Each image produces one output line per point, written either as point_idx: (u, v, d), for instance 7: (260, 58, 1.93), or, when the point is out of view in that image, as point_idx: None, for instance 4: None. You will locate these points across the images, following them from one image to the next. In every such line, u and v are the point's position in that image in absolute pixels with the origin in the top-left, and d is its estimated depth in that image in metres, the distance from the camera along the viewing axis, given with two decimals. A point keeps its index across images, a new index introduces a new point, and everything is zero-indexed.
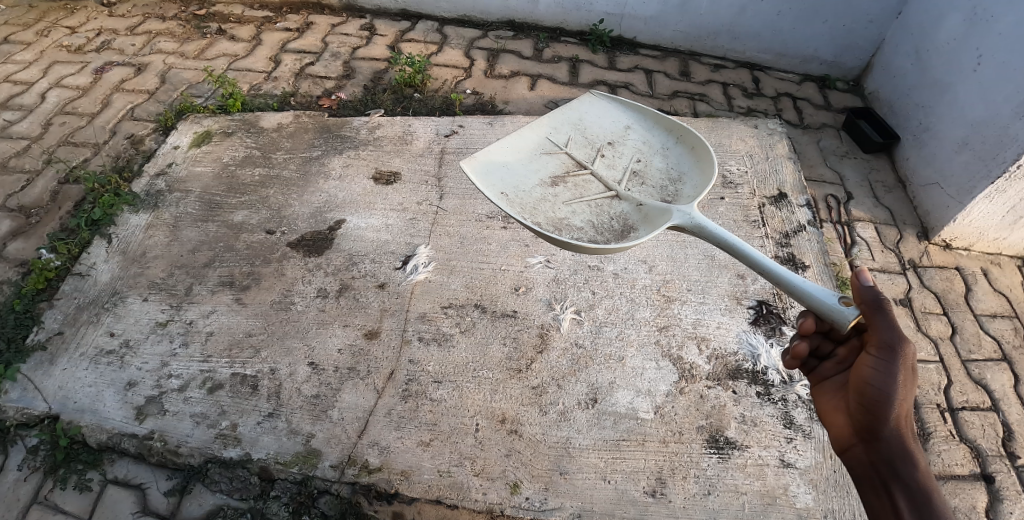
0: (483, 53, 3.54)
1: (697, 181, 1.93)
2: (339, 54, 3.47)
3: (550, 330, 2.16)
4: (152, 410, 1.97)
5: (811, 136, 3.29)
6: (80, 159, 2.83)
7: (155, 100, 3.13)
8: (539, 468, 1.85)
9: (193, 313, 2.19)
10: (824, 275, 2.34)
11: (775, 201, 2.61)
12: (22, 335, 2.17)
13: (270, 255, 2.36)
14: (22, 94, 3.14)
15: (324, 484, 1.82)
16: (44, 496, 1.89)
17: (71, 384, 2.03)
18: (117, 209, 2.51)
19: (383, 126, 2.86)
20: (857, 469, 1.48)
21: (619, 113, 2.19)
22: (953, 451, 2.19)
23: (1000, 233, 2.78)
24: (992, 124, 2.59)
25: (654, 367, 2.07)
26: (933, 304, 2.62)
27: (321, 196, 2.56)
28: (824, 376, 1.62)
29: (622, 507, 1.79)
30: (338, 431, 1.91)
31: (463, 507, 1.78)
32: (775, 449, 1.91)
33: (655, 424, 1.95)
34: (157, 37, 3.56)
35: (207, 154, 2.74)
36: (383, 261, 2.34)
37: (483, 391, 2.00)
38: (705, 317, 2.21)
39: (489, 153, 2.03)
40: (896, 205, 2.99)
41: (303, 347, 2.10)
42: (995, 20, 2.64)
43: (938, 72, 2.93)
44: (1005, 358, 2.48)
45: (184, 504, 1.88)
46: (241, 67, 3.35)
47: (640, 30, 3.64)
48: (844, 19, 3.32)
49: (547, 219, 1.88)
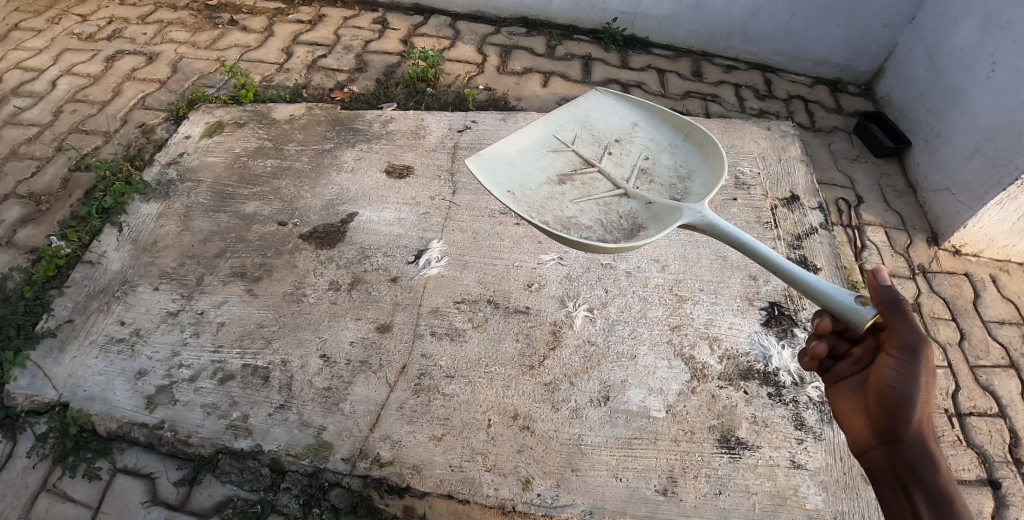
0: (495, 50, 3.53)
1: (706, 179, 1.91)
2: (351, 47, 3.46)
3: (562, 327, 2.15)
4: (163, 400, 1.95)
5: (822, 139, 3.29)
6: (91, 147, 2.82)
7: (167, 89, 3.13)
8: (551, 465, 1.84)
9: (204, 303, 2.19)
10: (836, 277, 2.33)
11: (787, 203, 2.60)
12: (32, 322, 2.15)
13: (283, 247, 2.35)
14: (33, 81, 3.13)
15: (335, 477, 1.82)
16: (53, 484, 1.88)
17: (81, 372, 2.02)
18: (128, 197, 2.50)
19: (396, 120, 2.85)
20: (875, 471, 1.46)
21: (626, 110, 2.18)
22: (960, 456, 2.19)
23: (1011, 240, 2.77)
24: (1005, 131, 2.59)
25: (666, 366, 2.07)
26: (941, 310, 2.62)
27: (333, 189, 2.55)
28: (840, 377, 1.59)
29: (633, 505, 1.78)
30: (349, 424, 1.90)
31: (475, 502, 1.77)
32: (787, 450, 1.91)
33: (667, 423, 1.94)
34: (169, 26, 3.54)
35: (219, 145, 2.73)
36: (396, 255, 2.34)
37: (494, 387, 2.00)
38: (717, 317, 2.20)
39: (495, 151, 2.01)
40: (907, 210, 2.99)
41: (315, 339, 2.10)
42: (1011, 27, 2.63)
43: (953, 77, 2.92)
44: (1012, 364, 2.48)
45: (193, 494, 1.88)
46: (253, 58, 3.34)
47: (653, 30, 3.64)
48: (858, 23, 3.32)
49: (555, 218, 1.86)
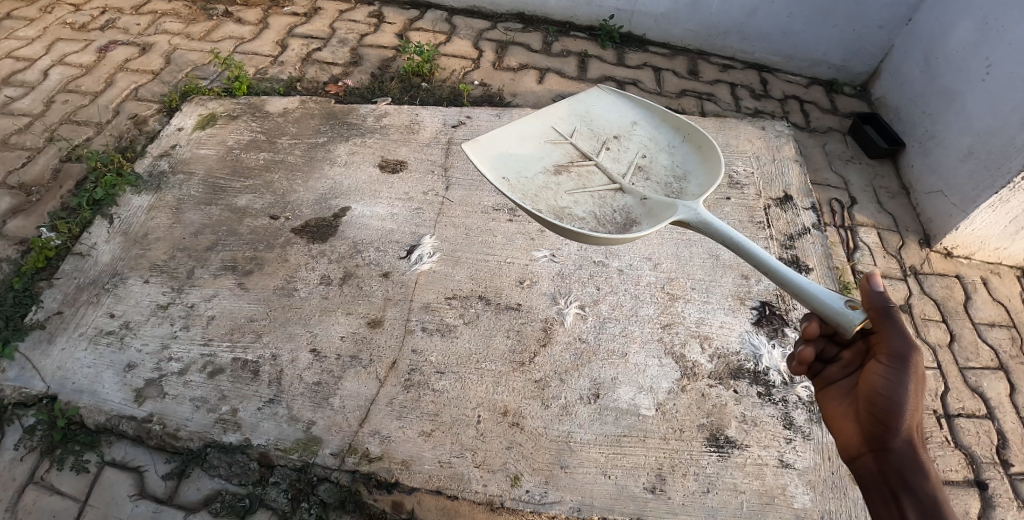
0: (492, 45, 3.52)
1: (702, 180, 1.89)
2: (347, 41, 3.46)
3: (554, 324, 2.15)
4: (151, 393, 1.95)
5: (817, 139, 3.29)
6: (82, 138, 2.80)
7: (160, 81, 3.11)
8: (540, 462, 1.84)
9: (194, 296, 2.18)
10: (827, 278, 2.34)
11: (780, 203, 2.60)
12: (20, 313, 2.14)
13: (274, 240, 2.34)
14: (24, 71, 3.10)
15: (324, 471, 1.82)
16: (40, 476, 1.87)
17: (70, 365, 2.01)
18: (119, 189, 2.49)
19: (391, 115, 2.84)
20: (865, 478, 1.45)
21: (628, 108, 2.17)
22: (948, 457, 2.20)
23: (1002, 244, 2.79)
24: (998, 133, 2.60)
25: (657, 364, 2.07)
26: (932, 312, 2.63)
27: (326, 183, 2.54)
28: (830, 381, 1.59)
29: (622, 503, 1.79)
30: (339, 418, 1.90)
31: (463, 499, 1.77)
32: (775, 449, 1.91)
33: (656, 421, 1.95)
34: (162, 17, 3.52)
35: (212, 137, 2.72)
36: (389, 250, 2.33)
37: (486, 384, 1.99)
38: (708, 317, 2.20)
39: (493, 137, 2.02)
40: (900, 211, 2.99)
41: (306, 333, 2.09)
42: (1007, 29, 2.63)
43: (947, 80, 2.92)
44: (1001, 367, 2.49)
45: (181, 488, 1.87)
46: (247, 50, 3.32)
47: (651, 28, 3.63)
48: (855, 24, 3.32)
49: (548, 207, 1.86)
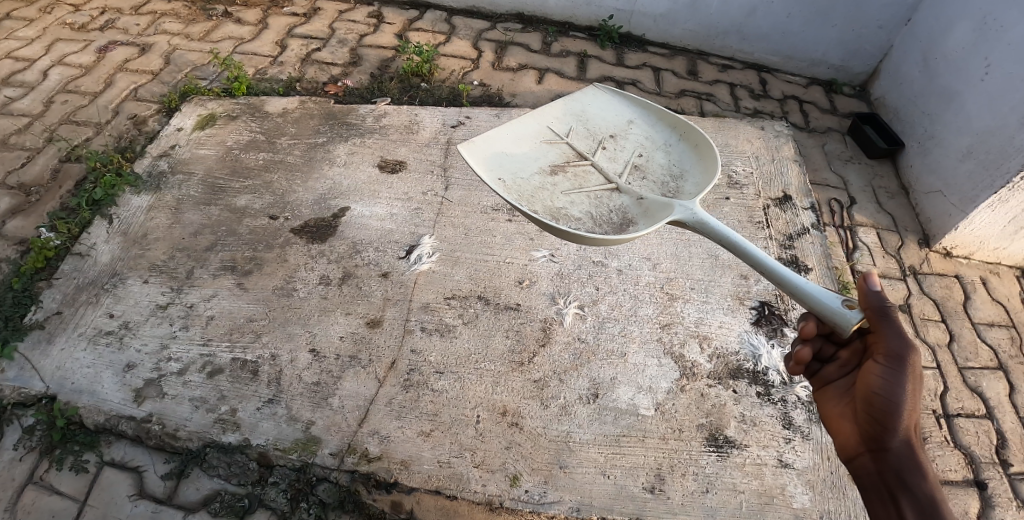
0: (491, 45, 3.52)
1: (699, 179, 1.90)
2: (346, 41, 3.46)
3: (553, 324, 2.15)
4: (151, 393, 1.95)
5: (817, 139, 3.29)
6: (81, 138, 2.80)
7: (159, 81, 3.11)
8: (539, 462, 1.84)
9: (193, 296, 2.18)
10: (827, 277, 2.34)
11: (779, 203, 2.60)
12: (20, 313, 2.14)
13: (273, 240, 2.34)
14: (23, 71, 3.10)
15: (323, 471, 1.82)
16: (39, 476, 1.87)
17: (69, 365, 2.01)
18: (118, 189, 2.49)
19: (390, 115, 2.84)
20: (864, 478, 1.45)
21: (624, 107, 2.18)
22: (947, 457, 2.20)
23: (1001, 243, 2.79)
24: (997, 133, 2.60)
25: (656, 364, 2.07)
26: (931, 311, 2.63)
27: (326, 183, 2.54)
28: (828, 381, 1.59)
29: (621, 502, 1.79)
30: (338, 418, 1.90)
31: (462, 499, 1.77)
32: (774, 449, 1.91)
33: (655, 421, 1.95)
34: (162, 17, 3.52)
35: (211, 138, 2.72)
36: (388, 249, 2.33)
37: (485, 384, 2.00)
38: (708, 317, 2.20)
39: (489, 138, 2.02)
40: (899, 211, 3.00)
41: (305, 333, 2.09)
42: (1006, 29, 2.63)
43: (946, 80, 2.92)
44: (1000, 367, 2.49)
45: (180, 488, 1.87)
46: (247, 51, 3.32)
47: (650, 28, 3.63)
48: (854, 24, 3.32)
49: (544, 208, 1.86)
